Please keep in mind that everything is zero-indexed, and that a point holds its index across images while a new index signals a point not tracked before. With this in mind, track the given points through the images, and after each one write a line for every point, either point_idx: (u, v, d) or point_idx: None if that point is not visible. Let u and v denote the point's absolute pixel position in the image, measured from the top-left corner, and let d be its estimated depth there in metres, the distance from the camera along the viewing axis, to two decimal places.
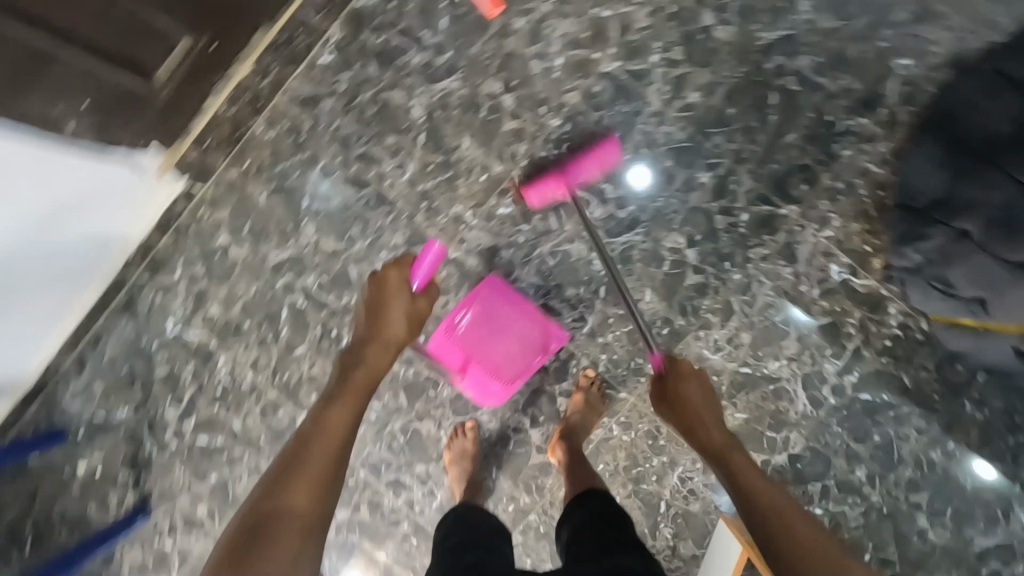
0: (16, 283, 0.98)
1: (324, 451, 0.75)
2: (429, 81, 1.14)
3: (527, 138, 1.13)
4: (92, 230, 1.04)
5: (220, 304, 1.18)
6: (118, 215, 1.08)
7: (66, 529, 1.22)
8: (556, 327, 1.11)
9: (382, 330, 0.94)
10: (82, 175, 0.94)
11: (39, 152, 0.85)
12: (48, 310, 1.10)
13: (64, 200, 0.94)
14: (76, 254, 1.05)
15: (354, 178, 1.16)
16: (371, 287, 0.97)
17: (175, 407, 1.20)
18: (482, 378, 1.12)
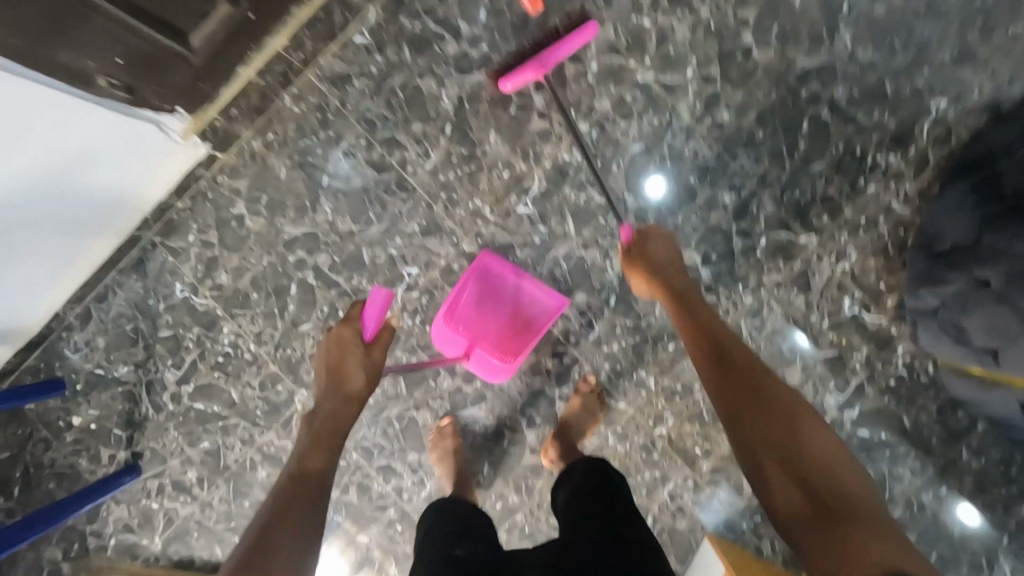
0: (30, 230, 0.97)
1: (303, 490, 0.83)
2: (461, 72, 1.13)
3: (553, 139, 1.13)
4: (112, 185, 1.03)
5: (230, 273, 1.18)
6: (141, 171, 1.07)
7: (57, 477, 1.23)
8: (556, 295, 1.10)
9: (344, 384, 1.00)
10: (103, 132, 0.92)
11: (61, 108, 0.83)
12: (62, 260, 1.10)
13: (82, 155, 0.92)
14: (97, 206, 1.05)
15: (376, 161, 1.15)
16: (329, 345, 1.02)
17: (174, 370, 1.20)
18: (487, 355, 1.09)
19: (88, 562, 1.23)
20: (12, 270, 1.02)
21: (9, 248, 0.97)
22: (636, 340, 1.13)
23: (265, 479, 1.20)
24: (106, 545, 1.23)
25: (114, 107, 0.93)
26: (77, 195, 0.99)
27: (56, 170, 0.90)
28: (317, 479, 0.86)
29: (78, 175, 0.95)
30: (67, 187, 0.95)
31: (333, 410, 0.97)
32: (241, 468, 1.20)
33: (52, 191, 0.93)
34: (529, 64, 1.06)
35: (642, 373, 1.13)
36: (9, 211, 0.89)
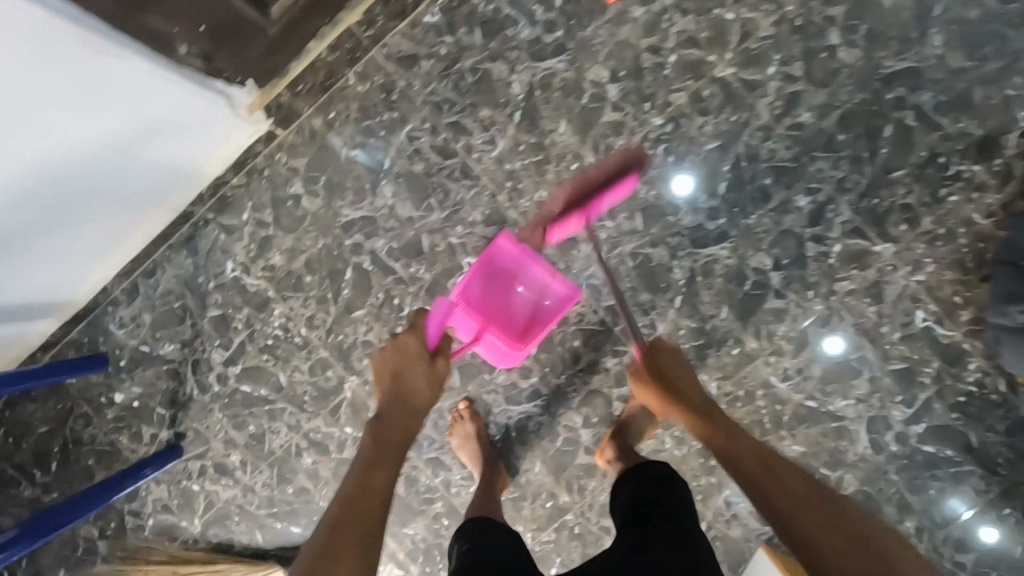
0: (90, 202, 0.97)
1: (367, 501, 0.78)
2: (534, 58, 1.09)
3: (625, 132, 1.09)
4: (164, 155, 0.99)
5: (284, 254, 1.15)
6: (198, 142, 1.02)
7: (98, 453, 1.21)
8: (567, 283, 1.06)
9: (408, 392, 0.95)
10: (126, 104, 0.85)
11: (64, 83, 0.76)
12: (115, 229, 1.07)
13: (102, 128, 0.85)
14: (156, 177, 1.02)
15: (441, 146, 1.12)
16: (390, 349, 0.97)
17: (221, 350, 1.17)
18: (497, 340, 1.07)
19: (125, 542, 1.21)
20: (73, 240, 1.02)
21: (68, 219, 0.97)
22: (700, 344, 1.11)
23: (310, 467, 1.18)
24: (144, 525, 1.21)
25: (142, 75, 0.84)
26: (129, 167, 0.96)
27: (85, 147, 0.86)
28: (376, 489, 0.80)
29: (118, 151, 0.91)
30: (109, 161, 0.92)
31: (398, 424, 0.91)
32: (286, 453, 1.18)
33: (93, 165, 0.90)
34: (574, 215, 1.00)
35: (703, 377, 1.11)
36: (47, 187, 0.88)
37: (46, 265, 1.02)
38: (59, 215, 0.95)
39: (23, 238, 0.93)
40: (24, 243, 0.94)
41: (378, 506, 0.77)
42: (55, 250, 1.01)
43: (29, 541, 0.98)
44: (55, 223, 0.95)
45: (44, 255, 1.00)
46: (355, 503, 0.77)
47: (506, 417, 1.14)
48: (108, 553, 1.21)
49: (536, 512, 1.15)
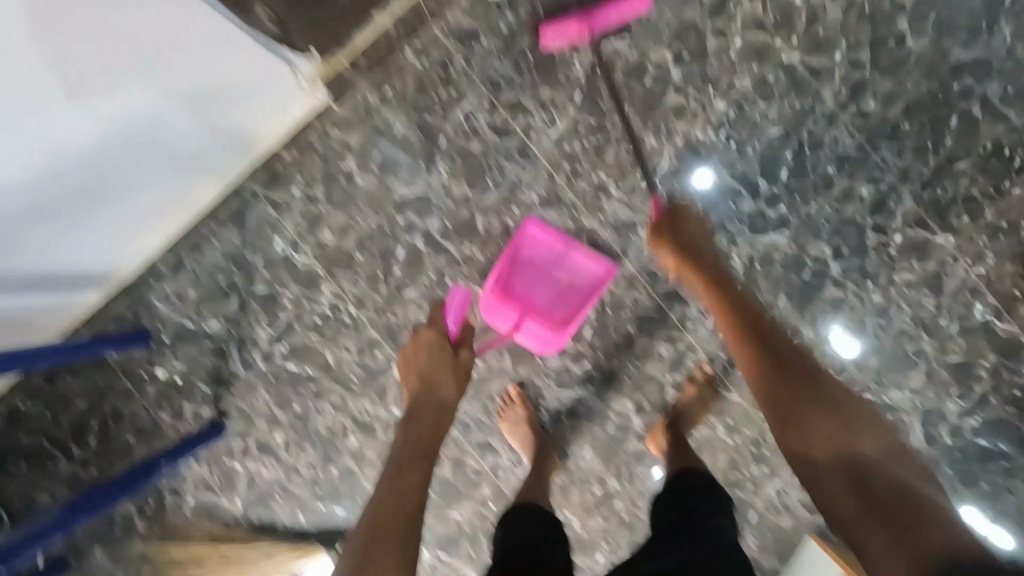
0: (151, 172, 0.96)
1: (405, 492, 0.78)
2: (597, 38, 1.08)
3: (687, 116, 1.08)
4: (222, 119, 0.96)
5: (335, 232, 1.13)
6: (258, 104, 0.99)
7: (138, 430, 1.19)
8: (601, 260, 1.09)
9: (428, 390, 0.96)
10: (171, 62, 0.82)
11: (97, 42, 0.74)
12: (167, 202, 1.06)
13: (150, 93, 0.83)
14: (215, 148, 1.01)
15: (498, 125, 1.10)
16: (411, 352, 1.00)
17: (268, 328, 1.16)
18: (537, 327, 1.07)
19: (164, 521, 1.19)
20: (133, 213, 1.02)
21: (129, 190, 0.96)
22: None
23: (356, 448, 1.16)
24: (183, 504, 1.19)
25: (179, 28, 0.79)
26: (188, 136, 0.94)
27: (142, 107, 0.84)
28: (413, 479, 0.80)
29: (178, 116, 0.89)
30: (165, 128, 0.90)
31: (426, 421, 0.92)
32: (331, 434, 1.16)
33: (149, 134, 0.89)
34: (575, 17, 1.02)
35: None
36: (107, 151, 0.87)
37: (107, 238, 1.02)
38: (122, 188, 0.94)
39: (82, 205, 0.92)
40: (88, 216, 0.95)
41: (412, 494, 0.78)
42: (109, 221, 0.99)
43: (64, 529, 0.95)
44: (117, 195, 0.95)
45: (106, 226, 1.00)
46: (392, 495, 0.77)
47: (557, 402, 1.13)
48: (147, 531, 1.20)
49: (585, 498, 1.14)
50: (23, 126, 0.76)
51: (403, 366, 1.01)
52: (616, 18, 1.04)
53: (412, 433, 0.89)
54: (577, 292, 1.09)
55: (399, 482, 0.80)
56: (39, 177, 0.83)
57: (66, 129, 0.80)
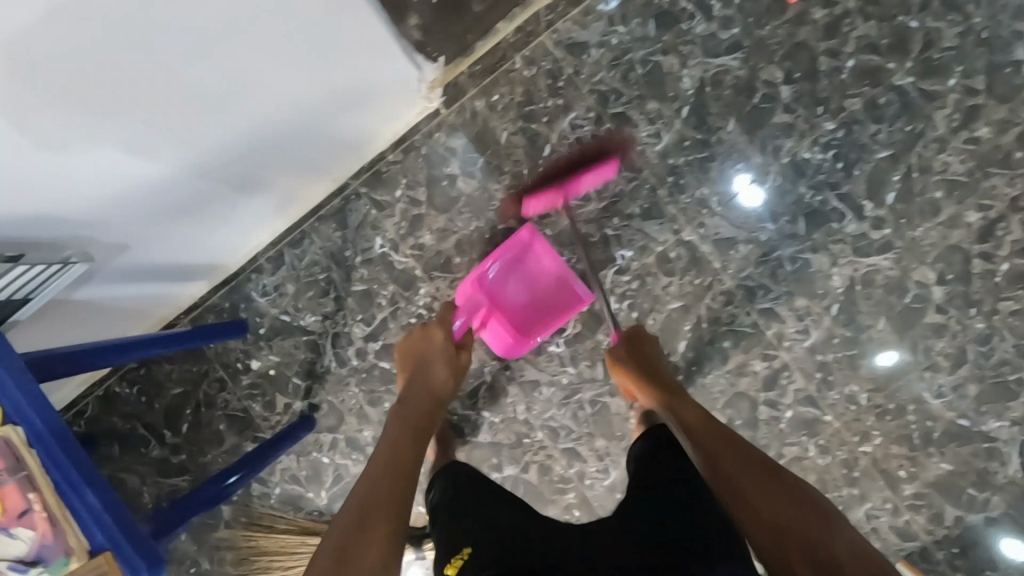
0: (254, 185, 0.98)
1: (380, 487, 0.73)
2: (708, 54, 1.09)
3: (795, 134, 1.08)
4: (321, 132, 0.96)
5: (435, 234, 1.15)
6: (371, 103, 0.99)
7: (228, 418, 1.22)
8: (581, 288, 1.08)
9: (426, 377, 0.96)
10: (278, 75, 0.80)
11: (215, 66, 0.73)
12: (282, 199, 1.08)
13: (261, 115, 0.84)
14: (327, 147, 1.02)
15: (604, 136, 1.11)
16: (416, 339, 1.02)
17: (363, 325, 1.18)
18: (499, 329, 1.10)
19: (250, 509, 1.22)
20: (249, 212, 1.04)
21: (246, 191, 0.98)
22: (854, 354, 1.09)
23: None
24: (270, 493, 1.22)
25: (288, 39, 0.77)
26: (303, 139, 0.95)
27: (259, 115, 0.84)
28: (399, 462, 0.77)
29: (292, 121, 0.89)
30: (272, 147, 0.91)
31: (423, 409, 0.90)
32: None
33: (256, 154, 0.91)
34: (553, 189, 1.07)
35: (854, 388, 1.09)
36: (229, 158, 0.87)
37: (216, 244, 1.06)
38: (228, 202, 0.97)
39: (202, 210, 0.94)
40: (197, 230, 0.98)
41: (402, 478, 0.75)
42: (227, 220, 1.01)
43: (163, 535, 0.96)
44: (233, 200, 0.97)
45: (215, 235, 1.03)
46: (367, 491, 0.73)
47: None
48: (232, 518, 1.22)
49: None
50: (152, 160, 0.78)
51: (403, 347, 1.03)
52: (591, 183, 1.09)
53: (399, 422, 0.86)
54: (556, 288, 1.10)
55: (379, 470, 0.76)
56: (165, 189, 0.84)
57: (192, 141, 0.80)
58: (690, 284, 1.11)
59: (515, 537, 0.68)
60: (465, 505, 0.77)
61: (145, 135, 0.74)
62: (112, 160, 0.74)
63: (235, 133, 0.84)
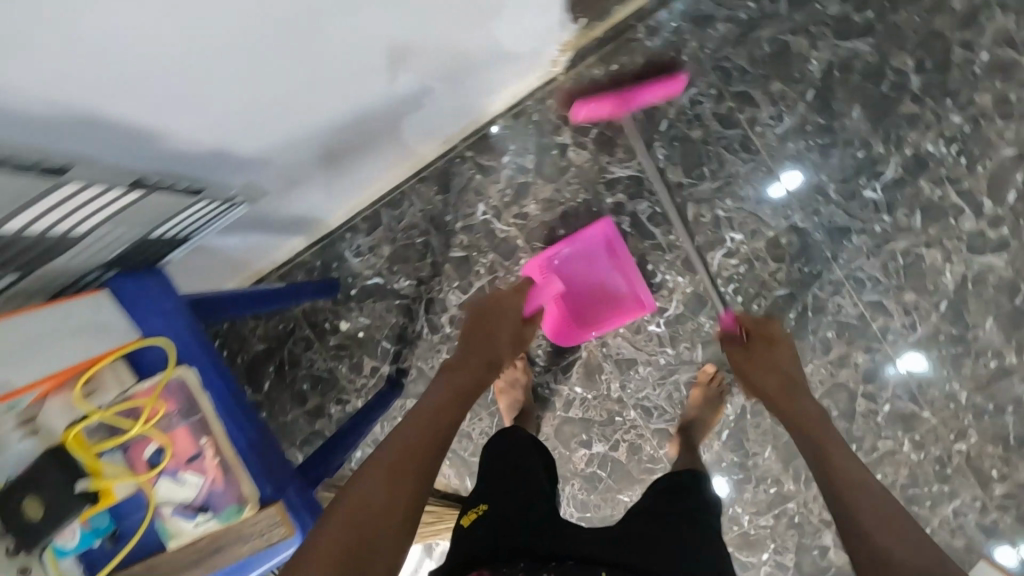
0: (368, 140, 0.91)
1: (415, 448, 0.68)
2: (839, 37, 1.06)
3: (920, 126, 1.06)
4: (440, 87, 0.90)
5: (541, 204, 1.13)
6: (458, 79, 0.91)
7: (312, 378, 1.20)
8: (648, 298, 1.08)
9: (487, 336, 0.89)
10: (341, 68, 0.70)
11: (274, 75, 0.64)
12: (367, 174, 1.04)
13: (380, 73, 0.76)
14: (410, 126, 0.96)
15: (723, 115, 1.09)
16: (490, 300, 0.95)
17: (459, 294, 1.15)
18: (555, 313, 1.11)
19: None
20: (334, 189, 1.00)
21: (325, 177, 0.93)
22: (958, 352, 1.08)
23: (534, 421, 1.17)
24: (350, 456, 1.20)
25: (342, 32, 0.64)
26: (376, 123, 0.87)
27: (330, 108, 0.75)
28: (443, 430, 0.72)
29: (362, 105, 0.80)
30: (379, 107, 0.83)
31: (479, 374, 0.84)
32: None
33: (360, 117, 0.82)
34: (610, 97, 1.01)
35: (954, 385, 1.09)
36: (308, 151, 0.81)
37: (321, 197, 1.00)
38: (339, 159, 0.90)
39: (281, 200, 0.91)
40: (309, 183, 0.91)
41: (440, 445, 0.70)
42: (310, 201, 0.98)
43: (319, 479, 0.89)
44: (313, 186, 0.93)
45: (323, 188, 0.97)
46: (399, 450, 0.67)
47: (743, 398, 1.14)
48: None
49: (757, 495, 1.14)
50: (268, 119, 0.69)
51: (473, 304, 0.96)
52: (651, 97, 1.04)
53: (451, 385, 0.80)
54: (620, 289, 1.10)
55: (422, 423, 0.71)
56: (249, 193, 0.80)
57: (269, 146, 0.74)
58: (798, 272, 1.10)
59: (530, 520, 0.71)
60: (489, 475, 0.79)
61: (272, 91, 0.65)
62: (234, 116, 0.65)
63: (309, 126, 0.76)
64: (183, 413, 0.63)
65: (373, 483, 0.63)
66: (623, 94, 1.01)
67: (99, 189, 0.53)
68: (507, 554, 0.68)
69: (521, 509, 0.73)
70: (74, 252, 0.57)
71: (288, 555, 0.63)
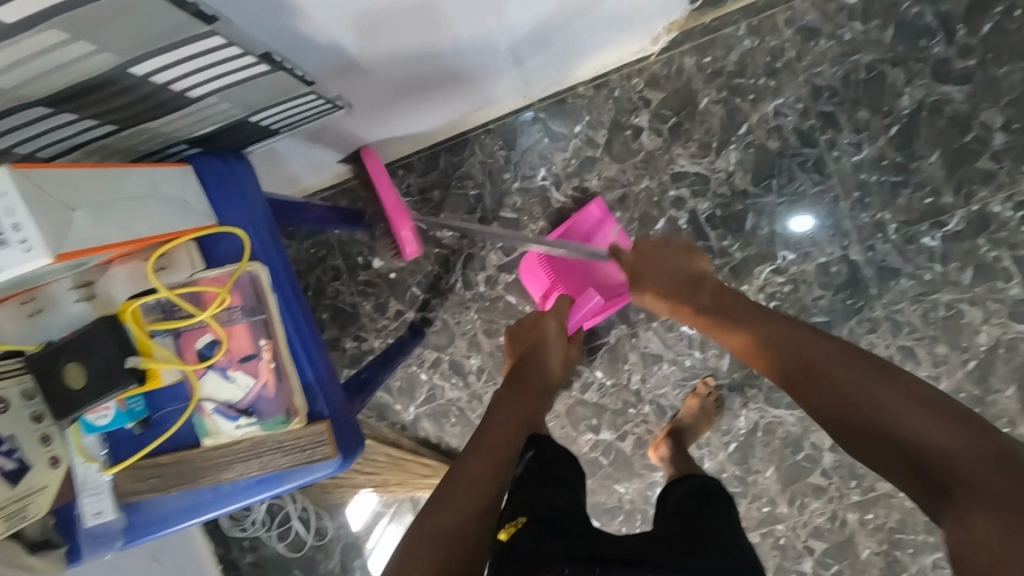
0: (454, 78, 0.87)
1: (470, 499, 0.69)
2: (936, 78, 1.04)
3: (992, 185, 1.05)
4: (537, 40, 0.86)
5: (602, 181, 1.11)
6: (554, 37, 0.87)
7: (334, 309, 1.17)
8: None
9: (534, 372, 0.86)
10: (413, 9, 0.65)
11: (343, 9, 0.59)
12: (435, 118, 1.01)
13: (488, 12, 0.72)
14: (493, 77, 0.93)
15: (804, 132, 1.08)
16: (528, 324, 0.93)
17: (501, 254, 1.12)
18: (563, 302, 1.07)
19: None
20: (401, 125, 0.98)
21: (388, 112, 0.90)
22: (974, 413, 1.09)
23: None
24: None
25: None
26: (452, 69, 0.83)
27: (398, 50, 0.71)
28: (499, 469, 0.73)
29: (431, 53, 0.75)
30: (476, 49, 0.80)
31: (533, 401, 0.82)
32: None
33: (433, 62, 0.78)
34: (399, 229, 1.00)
35: None
36: (370, 87, 0.78)
37: (387, 127, 0.96)
38: (420, 91, 0.86)
39: (334, 129, 0.89)
40: (385, 107, 0.88)
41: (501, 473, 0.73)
42: (373, 131, 0.95)
43: (361, 395, 0.88)
44: (381, 117, 0.91)
45: (395, 116, 0.93)
46: (456, 501, 0.69)
47: (759, 415, 1.13)
48: None
49: (748, 511, 1.15)
50: (346, 40, 0.65)
51: (513, 329, 0.95)
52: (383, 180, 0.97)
53: (501, 418, 0.79)
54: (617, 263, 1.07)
55: (482, 447, 0.75)
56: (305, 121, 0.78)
57: (332, 76, 0.71)
58: (841, 302, 1.09)
59: (568, 522, 0.62)
60: (524, 486, 0.68)
61: (368, 9, 0.61)
62: (292, 40, 0.61)
63: (372, 63, 0.72)
64: (247, 309, 0.60)
65: (430, 537, 0.65)
66: (388, 211, 0.99)
67: (240, 52, 0.50)
68: (550, 555, 0.56)
69: (565, 517, 0.63)
70: (177, 115, 0.56)
71: (325, 475, 0.61)
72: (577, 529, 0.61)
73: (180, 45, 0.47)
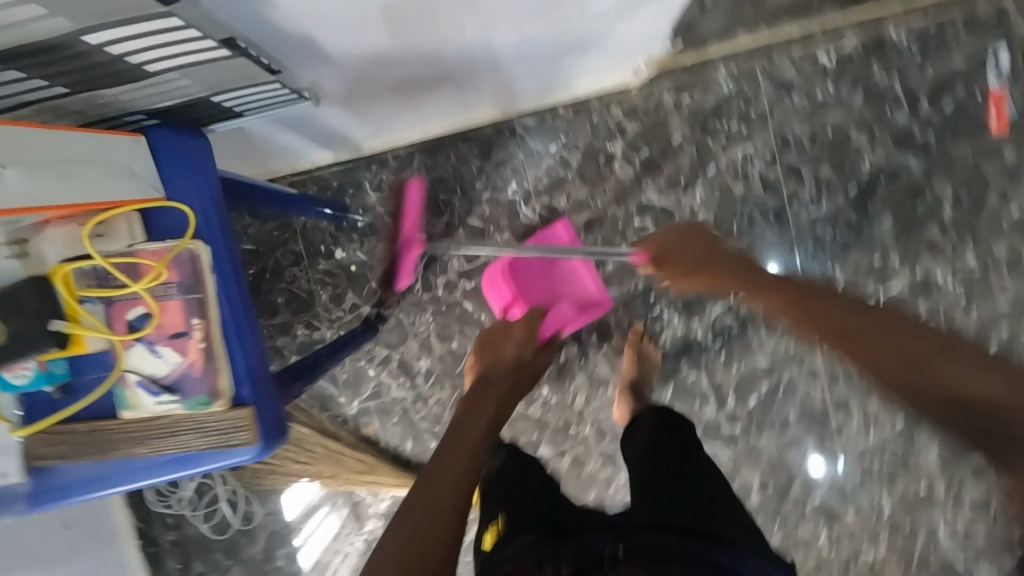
0: (435, 84, 0.88)
1: (441, 493, 0.64)
2: (897, 147, 1.09)
3: (937, 255, 1.09)
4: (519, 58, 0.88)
5: (571, 203, 1.13)
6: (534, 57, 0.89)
7: (292, 294, 1.17)
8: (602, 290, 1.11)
9: (503, 376, 0.87)
10: (392, 12, 0.65)
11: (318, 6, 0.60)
12: (420, 117, 1.02)
13: (468, 26, 0.73)
14: (477, 87, 0.95)
15: (768, 181, 1.11)
16: (496, 333, 0.96)
17: (463, 261, 1.13)
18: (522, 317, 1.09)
19: None
20: (387, 120, 0.99)
21: (370, 108, 0.91)
22: (897, 471, 1.13)
23: None
24: None
25: None
26: (434, 75, 0.85)
27: (376, 50, 0.72)
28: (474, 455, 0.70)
29: (412, 56, 0.76)
30: (458, 59, 0.81)
31: (495, 397, 0.82)
32: None
33: (414, 65, 0.79)
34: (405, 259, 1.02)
35: (883, 498, 1.13)
36: (350, 82, 0.79)
37: (368, 123, 0.97)
38: (399, 92, 0.88)
39: (315, 117, 0.89)
40: (364, 103, 0.88)
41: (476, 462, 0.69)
42: (354, 124, 0.96)
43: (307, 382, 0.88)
44: (365, 112, 0.92)
45: (377, 112, 0.94)
46: (426, 497, 0.64)
47: None
48: None
49: None
50: (323, 34, 0.65)
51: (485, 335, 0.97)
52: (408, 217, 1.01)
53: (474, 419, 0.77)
54: (575, 282, 1.11)
55: (459, 438, 0.73)
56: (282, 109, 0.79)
57: (309, 67, 0.72)
58: (784, 349, 1.13)
59: (546, 508, 0.75)
60: (496, 488, 0.81)
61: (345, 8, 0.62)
62: (268, 29, 0.62)
63: (352, 59, 0.73)
64: (183, 287, 0.60)
65: (404, 534, 0.61)
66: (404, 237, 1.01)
67: (198, 34, 0.53)
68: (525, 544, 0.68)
69: (541, 509, 0.75)
70: (136, 85, 0.58)
71: (242, 460, 0.61)
72: (552, 513, 0.74)
73: (134, 22, 0.49)
